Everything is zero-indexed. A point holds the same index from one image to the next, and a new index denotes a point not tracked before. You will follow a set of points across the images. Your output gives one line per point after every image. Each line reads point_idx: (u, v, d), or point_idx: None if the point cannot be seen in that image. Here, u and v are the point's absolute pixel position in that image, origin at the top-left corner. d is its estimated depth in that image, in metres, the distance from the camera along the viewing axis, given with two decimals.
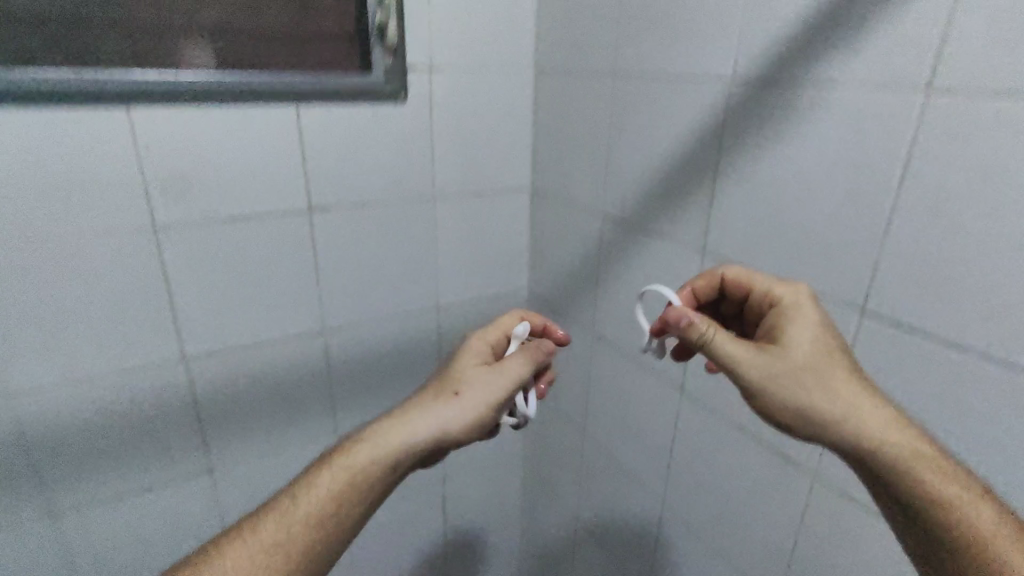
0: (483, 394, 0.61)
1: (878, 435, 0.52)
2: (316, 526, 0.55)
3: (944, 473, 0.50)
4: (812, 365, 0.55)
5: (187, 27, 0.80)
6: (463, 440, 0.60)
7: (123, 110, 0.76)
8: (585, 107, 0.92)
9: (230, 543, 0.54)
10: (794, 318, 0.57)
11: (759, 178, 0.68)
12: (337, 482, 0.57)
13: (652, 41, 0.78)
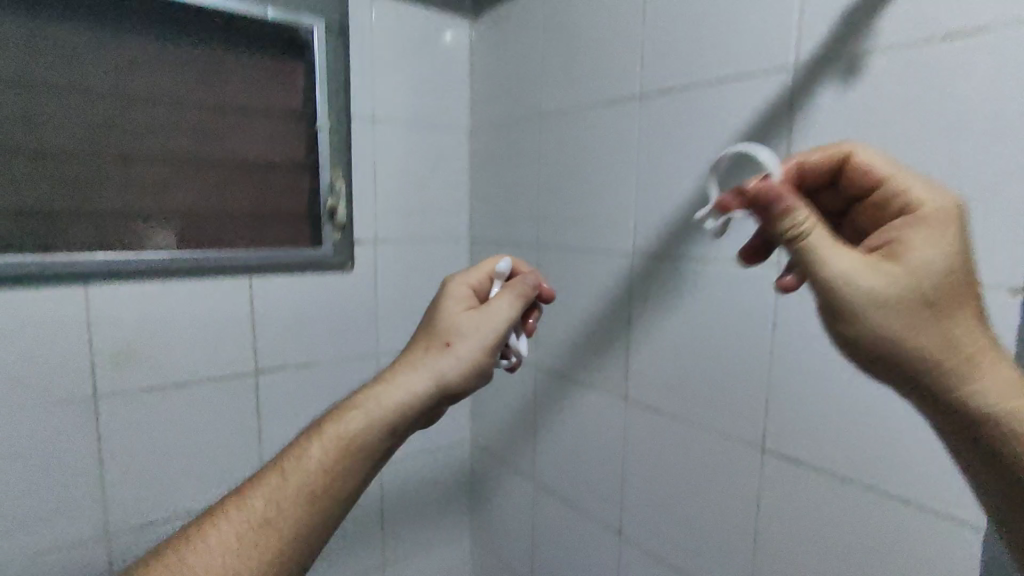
0: (475, 345, 0.53)
1: (1004, 392, 0.40)
2: (310, 501, 0.46)
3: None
4: (940, 298, 0.40)
5: (152, 214, 0.88)
6: (462, 391, 0.53)
7: (81, 290, 0.82)
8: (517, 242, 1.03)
9: (206, 526, 0.44)
10: (931, 227, 0.41)
11: (662, 332, 0.78)
12: (329, 451, 0.48)
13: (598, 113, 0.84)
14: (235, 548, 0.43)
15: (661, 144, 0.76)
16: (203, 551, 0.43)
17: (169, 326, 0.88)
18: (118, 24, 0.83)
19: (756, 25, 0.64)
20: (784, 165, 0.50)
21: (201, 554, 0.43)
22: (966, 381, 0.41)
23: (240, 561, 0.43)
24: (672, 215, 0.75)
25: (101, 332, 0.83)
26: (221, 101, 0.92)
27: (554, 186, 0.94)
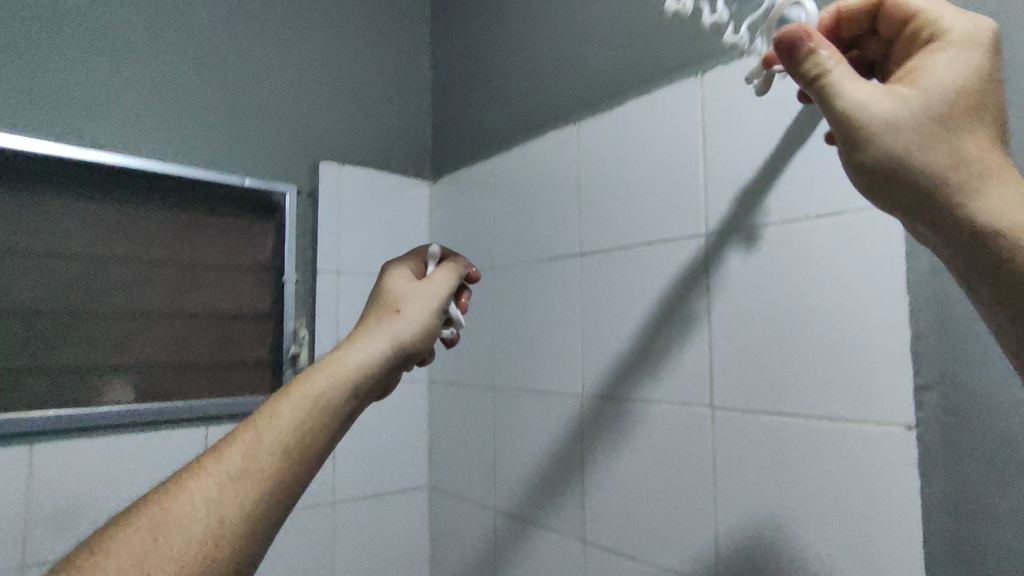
0: (424, 309, 0.61)
1: (1009, 212, 0.40)
2: (292, 446, 0.47)
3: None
4: (954, 114, 0.41)
5: (113, 367, 0.91)
6: (416, 350, 0.59)
7: (22, 449, 0.81)
8: (473, 335, 1.09)
9: (181, 483, 0.43)
10: (953, 57, 0.43)
11: (612, 463, 0.81)
12: (302, 405, 0.49)
13: (540, 210, 0.96)
14: (220, 500, 0.42)
15: (601, 296, 0.85)
16: (183, 506, 0.41)
17: (115, 478, 0.87)
18: (106, 196, 0.93)
19: (671, 200, 0.77)
20: (826, 10, 0.53)
21: (182, 508, 0.41)
22: (981, 202, 0.41)
23: (227, 506, 0.42)
24: (616, 358, 0.82)
25: (38, 494, 0.81)
26: (194, 259, 1.00)
27: (509, 330, 1.01)
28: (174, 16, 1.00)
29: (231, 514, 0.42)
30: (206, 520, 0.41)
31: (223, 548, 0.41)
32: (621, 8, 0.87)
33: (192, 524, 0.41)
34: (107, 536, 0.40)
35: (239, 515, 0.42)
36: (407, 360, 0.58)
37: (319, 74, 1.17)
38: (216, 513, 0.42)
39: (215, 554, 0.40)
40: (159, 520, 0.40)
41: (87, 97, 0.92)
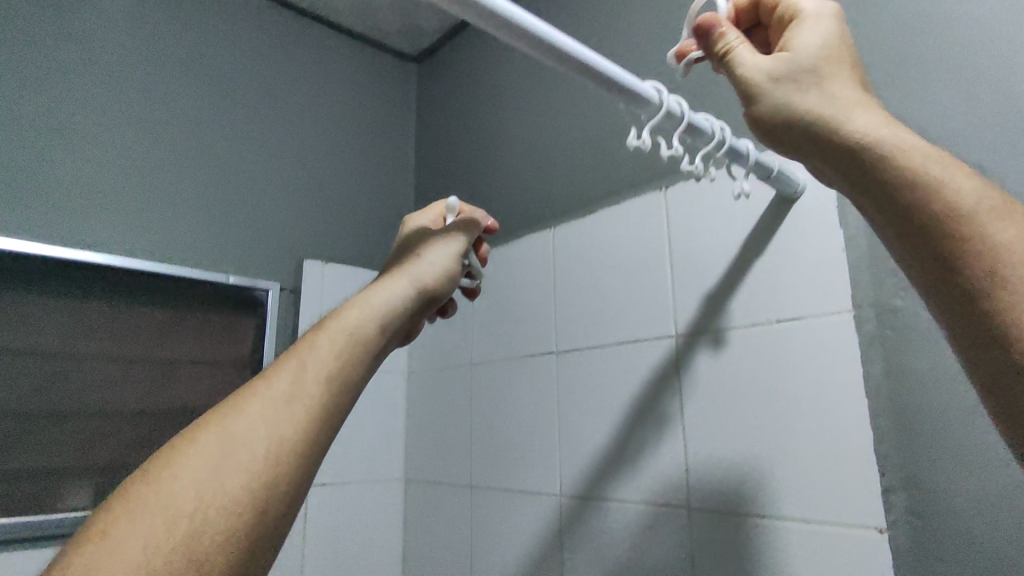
0: (446, 253, 0.57)
1: (892, 149, 0.39)
2: (343, 370, 0.43)
3: (966, 181, 0.38)
4: (821, 61, 0.43)
5: (74, 470, 0.88)
6: (440, 293, 0.55)
7: None
8: (450, 430, 1.09)
9: (234, 404, 0.39)
10: (807, 20, 0.46)
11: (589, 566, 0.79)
12: (345, 332, 0.45)
13: (516, 308, 1.00)
14: (280, 418, 0.38)
15: (578, 395, 0.86)
16: (241, 425, 0.37)
17: None
18: (89, 293, 0.94)
19: (642, 303, 0.81)
20: None
21: (240, 427, 0.37)
22: (851, 126, 0.41)
23: (287, 424, 0.38)
24: (595, 458, 0.82)
25: None
26: (170, 356, 1.00)
27: (487, 428, 1.01)
28: (173, 128, 1.08)
29: (291, 432, 0.38)
30: (266, 439, 0.37)
31: (288, 467, 0.37)
32: (590, 128, 0.96)
33: (253, 443, 0.37)
34: (161, 463, 0.36)
35: (299, 434, 0.38)
36: (433, 302, 0.55)
37: (307, 180, 1.24)
38: (276, 430, 0.38)
39: (282, 472, 0.37)
40: (219, 440, 0.37)
41: (82, 202, 0.97)
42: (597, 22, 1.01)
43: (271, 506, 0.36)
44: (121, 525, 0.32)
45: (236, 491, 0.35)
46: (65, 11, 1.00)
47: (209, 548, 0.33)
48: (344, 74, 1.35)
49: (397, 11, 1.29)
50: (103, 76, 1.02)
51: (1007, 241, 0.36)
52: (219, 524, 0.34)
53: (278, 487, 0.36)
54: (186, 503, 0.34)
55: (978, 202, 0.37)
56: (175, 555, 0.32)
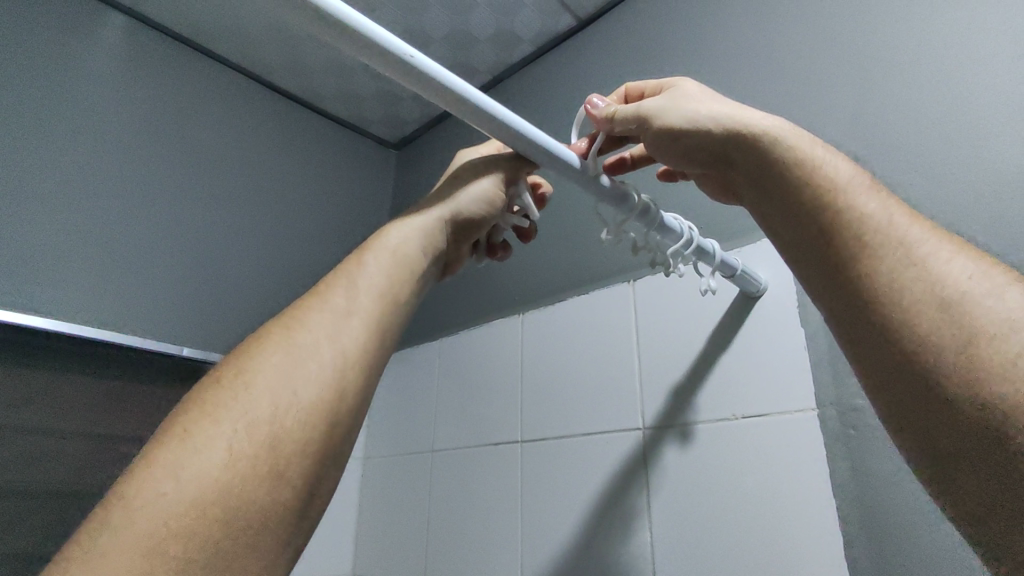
0: (487, 172, 0.56)
1: (787, 150, 0.47)
2: (393, 295, 0.48)
3: (839, 161, 0.46)
4: (702, 96, 0.53)
5: None
6: (477, 221, 0.56)
7: None
8: (406, 521, 1.03)
9: (298, 322, 0.45)
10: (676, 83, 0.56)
11: None
12: (387, 258, 0.50)
13: (481, 392, 0.98)
14: (343, 334, 0.44)
15: (542, 487, 0.83)
16: (304, 340, 0.43)
17: None
18: (32, 359, 0.89)
19: (610, 393, 0.80)
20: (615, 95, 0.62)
21: (304, 343, 0.43)
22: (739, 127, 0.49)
23: (347, 341, 0.44)
24: (558, 557, 0.78)
25: None
26: (107, 431, 0.94)
27: (446, 518, 0.96)
28: (144, 196, 1.08)
29: (352, 349, 0.44)
30: (328, 355, 0.43)
31: (349, 381, 0.43)
32: (559, 219, 1.00)
33: (319, 357, 0.43)
34: (234, 374, 0.42)
35: (359, 351, 0.44)
36: (469, 229, 0.56)
37: (275, 256, 1.24)
38: (338, 347, 0.44)
39: (345, 386, 0.43)
40: (285, 355, 0.43)
41: (39, 265, 0.94)
42: (569, 123, 1.07)
43: (337, 416, 0.42)
44: (201, 429, 0.38)
45: (307, 400, 0.41)
46: (53, 81, 1.02)
47: (287, 453, 0.39)
48: (322, 156, 1.38)
49: (379, 101, 1.35)
50: (82, 143, 1.03)
51: (872, 210, 0.43)
52: (293, 429, 0.40)
53: (342, 399, 0.42)
54: (261, 411, 0.39)
55: (851, 180, 0.45)
56: (255, 454, 0.38)
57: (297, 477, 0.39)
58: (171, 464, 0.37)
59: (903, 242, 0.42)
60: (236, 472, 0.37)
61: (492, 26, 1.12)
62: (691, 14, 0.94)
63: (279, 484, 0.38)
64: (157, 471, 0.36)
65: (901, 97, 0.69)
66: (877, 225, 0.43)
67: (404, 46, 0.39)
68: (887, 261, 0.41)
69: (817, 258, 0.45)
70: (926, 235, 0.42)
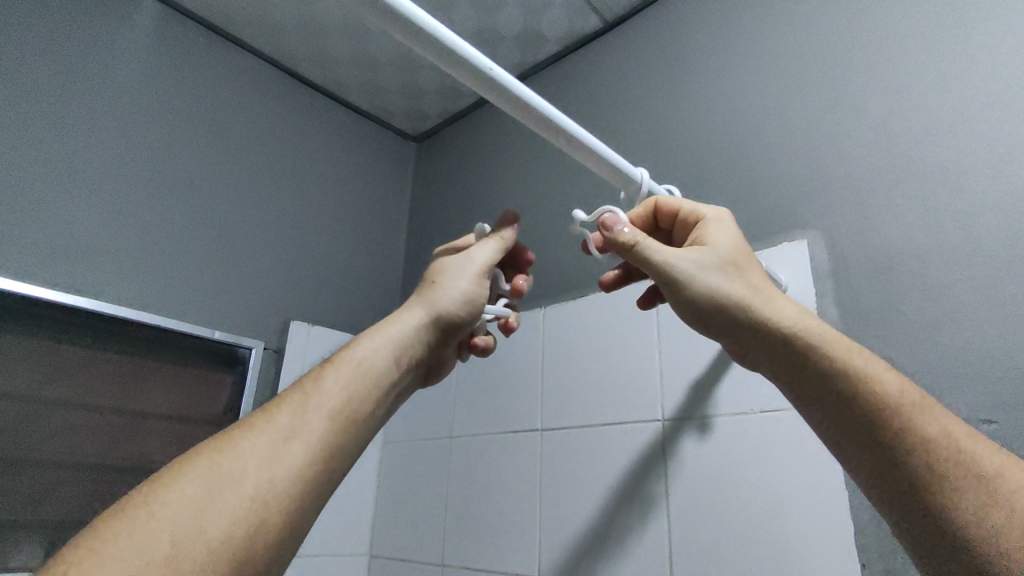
0: (465, 278, 0.59)
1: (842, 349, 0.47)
2: (346, 412, 0.46)
3: (876, 364, 0.47)
4: (731, 261, 0.52)
5: (24, 526, 0.84)
6: (460, 321, 0.58)
7: None
8: (423, 501, 1.07)
9: (235, 441, 0.42)
10: (712, 222, 0.55)
11: None
12: (347, 371, 0.49)
13: (499, 384, 1.02)
14: (278, 458, 0.42)
15: (561, 474, 0.87)
16: (231, 465, 0.40)
17: None
18: (72, 337, 0.93)
19: (628, 387, 0.84)
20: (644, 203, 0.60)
21: (230, 469, 0.40)
22: (780, 323, 0.49)
23: (278, 468, 0.41)
24: (576, 541, 0.82)
25: None
26: (142, 409, 0.98)
27: (465, 502, 0.99)
28: (177, 181, 1.11)
29: (281, 477, 0.41)
30: (250, 487, 0.40)
31: (273, 514, 0.40)
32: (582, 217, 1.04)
33: (242, 486, 0.40)
34: (143, 500, 0.38)
35: (289, 481, 0.41)
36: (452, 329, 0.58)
37: (300, 244, 1.27)
38: (267, 475, 0.41)
39: (268, 518, 0.39)
40: (204, 482, 0.39)
41: (78, 245, 0.97)
42: (593, 122, 1.10)
43: (250, 552, 0.38)
44: (87, 569, 0.34)
45: (212, 534, 0.37)
46: (93, 69, 1.05)
47: None
48: (346, 146, 1.41)
49: (403, 94, 1.38)
50: (118, 129, 1.05)
51: (932, 427, 0.43)
52: (190, 573, 0.35)
53: (261, 534, 0.39)
54: (153, 551, 0.35)
55: (902, 389, 0.45)
56: None
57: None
58: None
59: (980, 472, 0.41)
60: None
61: (519, 25, 1.14)
62: (717, 20, 0.97)
63: None
64: None
65: (922, 110, 0.72)
66: (947, 449, 0.42)
67: (483, 60, 0.45)
68: (956, 491, 0.41)
69: (883, 450, 0.44)
70: (995, 461, 0.42)
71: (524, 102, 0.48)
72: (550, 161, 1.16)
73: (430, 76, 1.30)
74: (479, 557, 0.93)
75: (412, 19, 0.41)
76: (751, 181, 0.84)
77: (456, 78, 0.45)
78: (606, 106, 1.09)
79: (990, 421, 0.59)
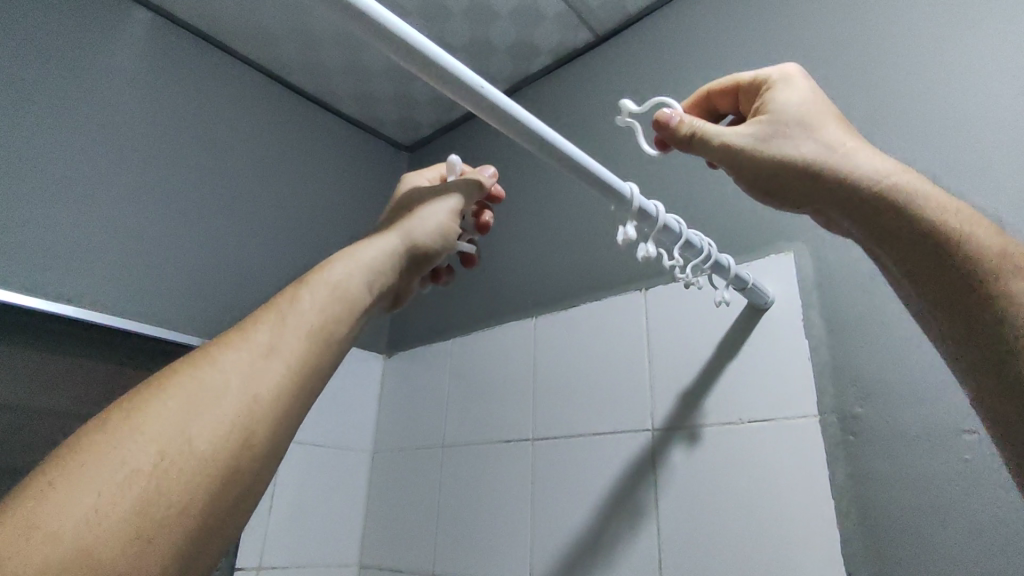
0: (442, 208, 0.58)
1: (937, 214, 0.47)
2: (323, 334, 0.48)
3: (973, 228, 0.46)
4: (807, 120, 0.51)
5: None
6: (431, 253, 0.57)
7: None
8: (414, 509, 1.07)
9: (210, 358, 0.43)
10: (782, 84, 0.54)
11: None
12: (323, 293, 0.50)
13: (490, 393, 1.03)
14: (258, 375, 0.43)
15: (552, 483, 0.88)
16: (212, 381, 0.41)
17: None
18: (66, 347, 0.93)
19: (619, 396, 0.85)
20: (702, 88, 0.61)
21: (211, 385, 0.41)
22: (862, 181, 0.49)
23: (260, 384, 0.42)
24: (566, 550, 0.82)
25: None
26: None
27: (455, 510, 1.00)
28: (169, 190, 1.11)
29: (264, 392, 0.42)
30: (234, 403, 0.41)
31: (259, 427, 0.41)
32: (572, 228, 1.05)
33: (225, 401, 0.41)
34: (121, 415, 0.38)
35: (271, 396, 0.42)
36: (422, 261, 0.57)
37: (292, 254, 1.27)
38: (248, 390, 0.42)
39: (251, 433, 0.41)
40: (186, 396, 0.40)
41: (69, 253, 0.97)
42: (584, 134, 1.11)
43: (239, 465, 0.40)
44: (72, 478, 0.34)
45: (200, 446, 0.38)
46: (87, 79, 1.06)
47: (168, 508, 0.36)
48: (339, 156, 1.42)
49: (396, 104, 1.39)
50: (112, 139, 1.06)
51: None
52: (179, 482, 0.37)
53: (247, 445, 0.40)
54: (143, 463, 0.36)
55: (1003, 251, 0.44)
56: (129, 509, 0.35)
57: (179, 534, 0.36)
58: (22, 520, 0.32)
59: None
60: (99, 530, 0.33)
61: (512, 38, 1.16)
62: (706, 35, 0.99)
63: (154, 542, 0.35)
64: (10, 528, 0.32)
65: (905, 128, 0.74)
66: None
67: (475, 78, 0.46)
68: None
69: (974, 308, 0.44)
70: None
71: (516, 119, 0.50)
72: (541, 171, 1.17)
73: (424, 88, 1.32)
74: (471, 564, 0.94)
75: (407, 40, 0.42)
76: (739, 194, 0.85)
77: (448, 95, 0.47)
78: (597, 118, 1.10)
79: (974, 431, 0.59)
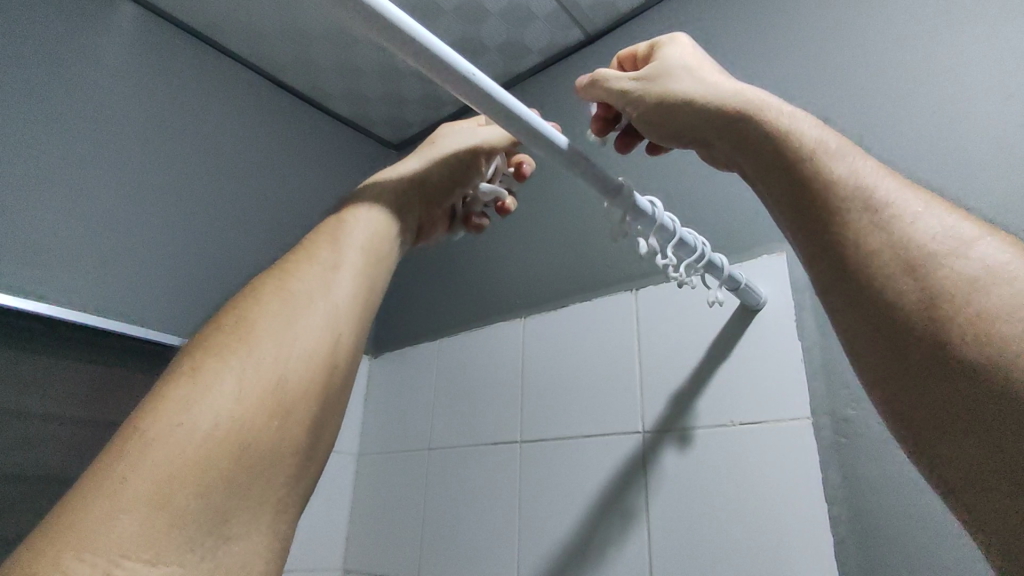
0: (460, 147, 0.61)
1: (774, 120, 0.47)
2: (375, 252, 0.53)
3: (808, 128, 0.46)
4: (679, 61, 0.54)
5: None
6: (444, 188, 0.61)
7: None
8: (400, 512, 1.05)
9: (288, 273, 0.48)
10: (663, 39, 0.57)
11: None
12: (365, 213, 0.54)
13: (477, 394, 1.01)
14: (332, 286, 0.48)
15: (541, 485, 0.86)
16: (299, 290, 0.46)
17: None
18: (37, 346, 0.89)
19: (609, 397, 0.84)
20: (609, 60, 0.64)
21: (299, 293, 0.46)
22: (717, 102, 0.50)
23: (337, 291, 0.48)
24: (554, 554, 0.81)
25: None
26: (109, 419, 0.94)
27: (442, 513, 0.98)
28: (149, 184, 1.08)
29: (343, 299, 0.48)
30: (322, 307, 0.46)
31: (344, 328, 0.47)
32: (562, 227, 1.04)
33: (314, 305, 0.46)
34: (229, 322, 0.44)
35: (348, 303, 0.48)
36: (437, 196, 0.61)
37: (277, 253, 1.24)
38: (330, 298, 0.47)
39: (340, 332, 0.46)
40: (282, 302, 0.45)
41: (44, 246, 0.93)
42: (574, 133, 1.10)
43: (335, 359, 0.45)
44: (210, 367, 0.40)
45: (305, 340, 0.44)
46: (65, 69, 1.02)
47: (293, 392, 0.41)
48: (324, 154, 1.40)
49: (384, 102, 1.37)
50: (92, 132, 1.03)
51: (846, 179, 0.43)
52: (297, 369, 0.42)
53: (338, 341, 0.46)
54: (263, 356, 0.41)
55: (824, 148, 0.45)
56: (264, 391, 0.40)
57: (304, 412, 0.42)
58: (182, 399, 0.38)
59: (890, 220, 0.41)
60: (246, 406, 0.39)
61: (503, 35, 1.14)
62: (698, 36, 0.98)
63: (288, 420, 0.41)
64: (172, 405, 0.37)
65: (896, 129, 0.74)
66: (857, 202, 0.42)
67: (465, 64, 0.45)
68: (859, 234, 0.41)
69: (804, 210, 0.44)
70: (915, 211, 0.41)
71: (507, 110, 0.48)
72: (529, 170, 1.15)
73: (413, 85, 1.30)
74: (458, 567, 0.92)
75: (422, 43, 0.42)
76: (730, 194, 0.84)
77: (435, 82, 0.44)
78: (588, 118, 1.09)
79: None
